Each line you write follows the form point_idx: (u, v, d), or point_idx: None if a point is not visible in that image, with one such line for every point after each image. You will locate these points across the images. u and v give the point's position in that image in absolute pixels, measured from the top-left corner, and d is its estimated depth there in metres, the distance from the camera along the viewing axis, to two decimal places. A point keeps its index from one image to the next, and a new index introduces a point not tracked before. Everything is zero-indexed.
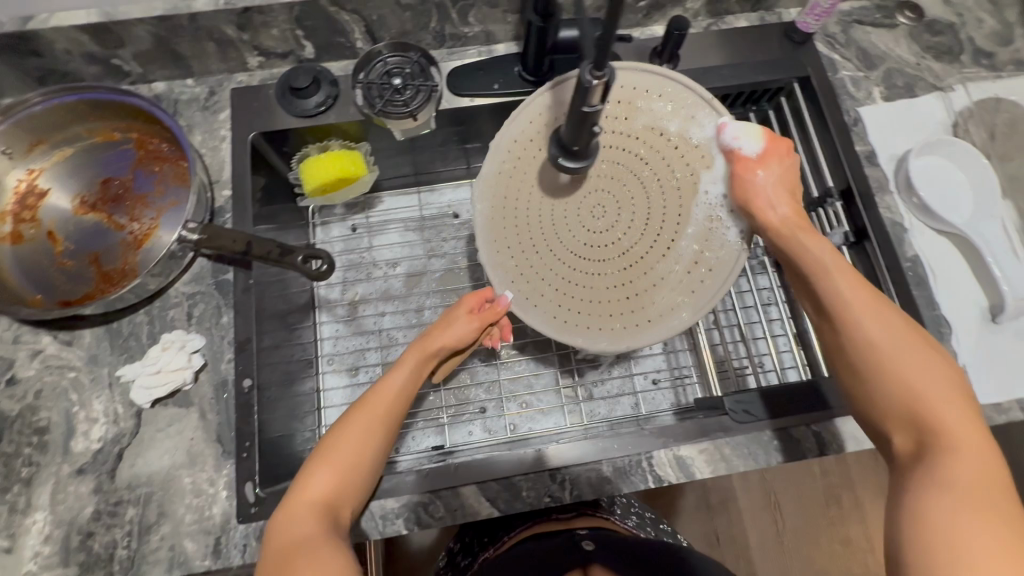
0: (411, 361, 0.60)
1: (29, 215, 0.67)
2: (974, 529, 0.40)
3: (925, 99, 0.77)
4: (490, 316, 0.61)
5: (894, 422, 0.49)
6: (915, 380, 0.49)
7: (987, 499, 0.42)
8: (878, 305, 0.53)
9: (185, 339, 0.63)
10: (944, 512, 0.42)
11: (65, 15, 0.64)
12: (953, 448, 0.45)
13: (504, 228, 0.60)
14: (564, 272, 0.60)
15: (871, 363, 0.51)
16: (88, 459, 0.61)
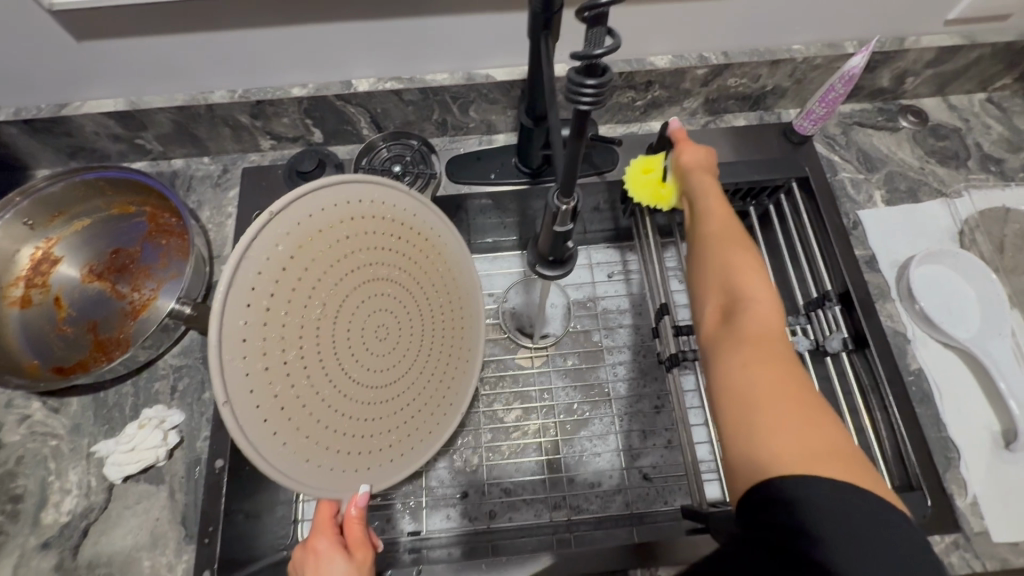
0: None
1: (41, 280, 0.71)
2: (789, 417, 0.41)
3: (929, 205, 0.76)
4: (359, 533, 0.50)
5: (708, 300, 0.53)
6: (749, 283, 0.51)
7: (786, 377, 0.44)
8: (726, 220, 0.58)
9: (164, 415, 0.64)
10: (749, 376, 0.45)
11: (95, 103, 0.70)
12: (773, 348, 0.47)
13: (267, 405, 0.43)
14: (353, 423, 0.49)
15: (699, 263, 0.56)
16: (55, 532, 0.60)
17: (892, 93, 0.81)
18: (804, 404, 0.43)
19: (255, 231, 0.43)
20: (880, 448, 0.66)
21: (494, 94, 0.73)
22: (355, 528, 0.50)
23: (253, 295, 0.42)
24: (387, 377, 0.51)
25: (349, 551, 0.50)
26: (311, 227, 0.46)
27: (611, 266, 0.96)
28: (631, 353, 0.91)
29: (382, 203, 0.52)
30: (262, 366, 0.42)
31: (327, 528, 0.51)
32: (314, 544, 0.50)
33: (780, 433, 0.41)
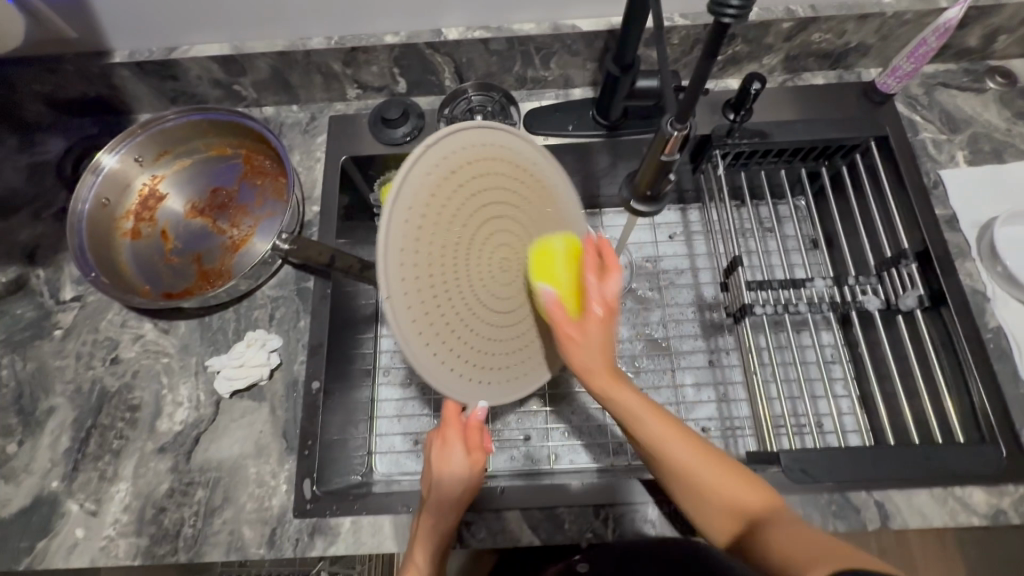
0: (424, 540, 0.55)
1: (148, 215, 0.76)
2: (731, 481, 0.49)
3: (1014, 166, 0.75)
4: (479, 438, 0.58)
5: (717, 521, 0.49)
6: (700, 463, 0.50)
7: (685, 442, 0.51)
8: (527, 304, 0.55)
9: (266, 338, 0.69)
10: (684, 460, 0.50)
11: (202, 47, 0.74)
12: (733, 481, 0.49)
13: (421, 322, 0.48)
14: (485, 344, 0.54)
15: (653, 454, 0.52)
16: (169, 439, 0.66)
17: (980, 53, 0.80)
18: (716, 460, 0.51)
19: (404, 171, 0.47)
20: (952, 403, 0.67)
21: (577, 45, 0.75)
22: (476, 432, 0.58)
23: (410, 213, 0.48)
24: (511, 306, 0.55)
25: (468, 450, 0.57)
26: (456, 160, 0.51)
27: (673, 228, 0.97)
28: (690, 312, 0.92)
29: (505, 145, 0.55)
30: (416, 275, 0.48)
31: (455, 422, 0.58)
32: (446, 429, 0.58)
33: (727, 484, 0.49)
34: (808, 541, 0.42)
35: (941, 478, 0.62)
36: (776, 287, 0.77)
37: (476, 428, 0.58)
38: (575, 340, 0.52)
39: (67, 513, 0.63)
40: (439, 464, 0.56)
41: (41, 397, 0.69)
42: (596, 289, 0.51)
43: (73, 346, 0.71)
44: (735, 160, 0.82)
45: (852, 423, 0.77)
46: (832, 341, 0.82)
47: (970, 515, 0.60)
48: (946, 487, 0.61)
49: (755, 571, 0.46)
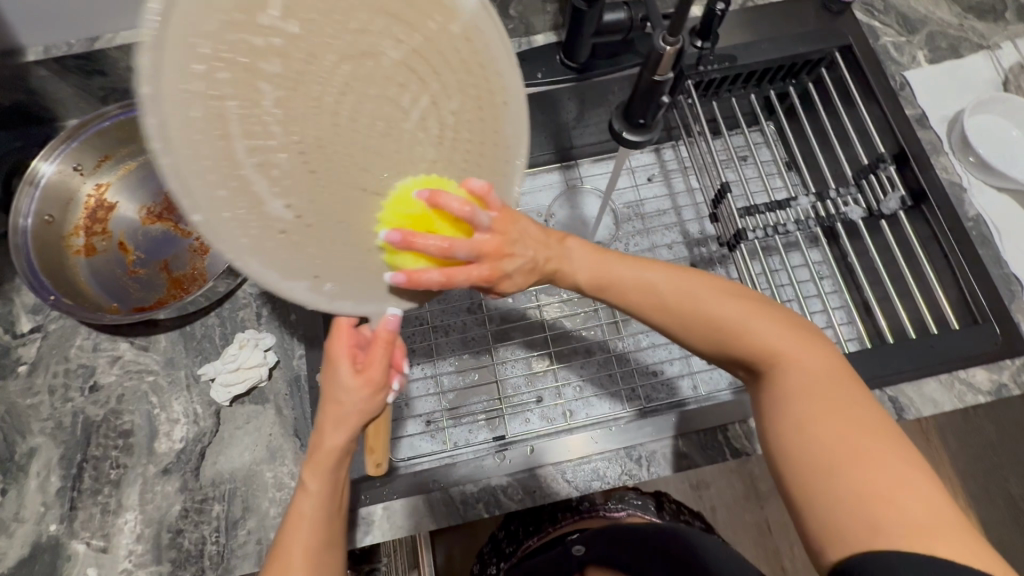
0: (319, 472, 0.46)
1: (100, 227, 0.70)
2: (822, 423, 0.42)
3: (971, 59, 0.77)
4: (379, 354, 0.46)
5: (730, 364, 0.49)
6: (705, 296, 0.48)
7: (853, 421, 0.41)
8: (683, 287, 0.48)
9: (258, 337, 0.65)
10: (800, 425, 0.43)
11: (130, 35, 0.67)
12: (752, 323, 0.47)
13: (213, 154, 0.36)
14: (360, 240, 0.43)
15: (658, 300, 0.49)
16: (172, 459, 0.62)
17: None
18: (868, 439, 0.41)
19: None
20: (944, 293, 0.69)
21: None
22: (379, 348, 0.46)
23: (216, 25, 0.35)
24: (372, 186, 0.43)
25: (354, 364, 0.47)
26: None
27: (650, 169, 0.94)
28: (679, 249, 0.89)
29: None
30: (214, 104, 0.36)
31: (347, 338, 0.47)
32: (332, 344, 0.47)
33: (848, 477, 0.39)
34: (843, 425, 0.41)
35: (947, 364, 0.64)
36: (763, 211, 0.76)
37: (378, 344, 0.46)
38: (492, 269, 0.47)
39: (74, 555, 0.59)
40: (325, 384, 0.47)
41: (19, 439, 0.63)
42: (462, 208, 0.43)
43: (43, 381, 0.65)
44: (706, 90, 0.81)
45: (852, 331, 0.78)
46: (822, 257, 0.83)
47: (976, 395, 0.64)
48: (951, 373, 0.64)
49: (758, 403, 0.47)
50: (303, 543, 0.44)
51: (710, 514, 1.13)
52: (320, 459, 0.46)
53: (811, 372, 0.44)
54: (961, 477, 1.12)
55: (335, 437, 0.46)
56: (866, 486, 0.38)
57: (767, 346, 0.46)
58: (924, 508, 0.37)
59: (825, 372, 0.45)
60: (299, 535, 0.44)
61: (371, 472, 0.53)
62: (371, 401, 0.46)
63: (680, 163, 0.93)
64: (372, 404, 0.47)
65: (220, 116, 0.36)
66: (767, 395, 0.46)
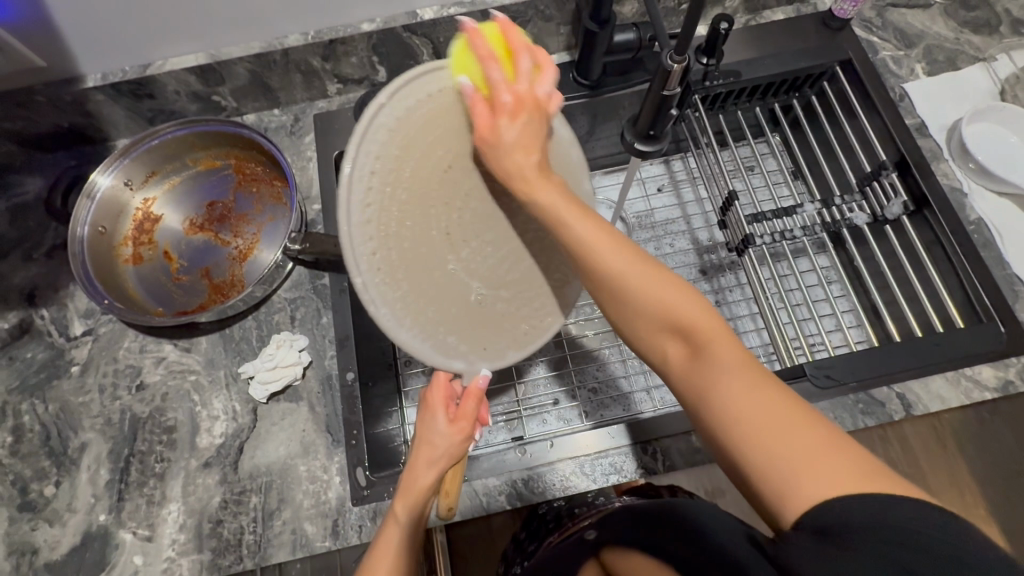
0: (407, 507, 0.52)
1: (147, 238, 0.75)
2: (750, 394, 0.39)
3: (969, 70, 0.80)
4: (471, 407, 0.54)
5: (652, 336, 0.44)
6: (628, 268, 0.43)
7: (775, 388, 0.40)
8: (625, 263, 0.43)
9: (293, 339, 0.69)
10: (733, 395, 0.40)
11: (177, 60, 0.73)
12: (670, 294, 0.43)
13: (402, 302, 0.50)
14: (461, 284, 0.53)
15: (619, 293, 0.44)
16: (213, 453, 0.66)
17: None
18: (792, 400, 0.39)
19: (363, 126, 0.47)
20: (948, 293, 0.72)
21: (549, 10, 0.77)
22: (470, 401, 0.54)
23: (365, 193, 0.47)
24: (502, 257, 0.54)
25: (451, 418, 0.55)
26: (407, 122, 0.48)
27: (660, 180, 0.98)
28: (690, 256, 0.93)
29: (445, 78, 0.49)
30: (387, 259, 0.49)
31: (443, 390, 0.56)
32: (429, 395, 0.56)
33: (790, 447, 0.37)
34: (765, 391, 0.40)
35: (954, 360, 0.66)
36: (770, 217, 0.80)
37: (472, 399, 0.54)
38: (496, 131, 0.46)
39: (121, 543, 0.62)
40: (421, 430, 0.55)
41: (71, 435, 0.67)
42: (506, 82, 0.45)
43: (94, 380, 0.70)
44: (713, 104, 0.86)
45: (861, 334, 0.81)
46: (829, 263, 0.85)
47: (982, 391, 0.65)
48: (957, 370, 0.66)
49: (683, 385, 0.44)
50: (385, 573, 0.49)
51: None
52: (410, 492, 0.53)
53: (732, 347, 0.42)
54: (980, 484, 1.11)
55: (423, 474, 0.53)
56: (810, 452, 0.36)
57: (695, 320, 0.42)
58: (847, 458, 0.36)
59: (739, 343, 0.42)
60: (383, 567, 0.50)
61: (443, 513, 0.59)
62: (459, 446, 0.54)
63: (688, 174, 0.97)
64: (459, 449, 0.55)
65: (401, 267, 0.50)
66: (695, 375, 0.42)
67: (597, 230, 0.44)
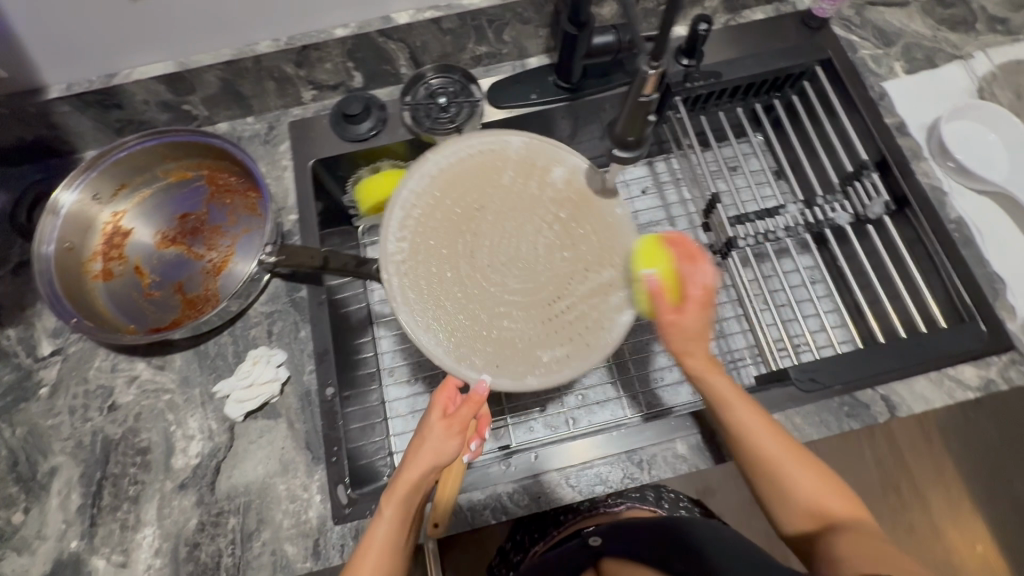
0: (396, 503, 0.51)
1: (117, 252, 0.73)
2: (882, 548, 0.48)
3: (947, 68, 0.80)
4: (465, 413, 0.53)
5: (797, 520, 0.54)
6: (791, 459, 0.55)
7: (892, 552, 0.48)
8: (778, 437, 0.56)
9: (270, 354, 0.68)
10: (848, 553, 0.49)
11: (144, 68, 0.71)
12: (827, 487, 0.54)
13: (438, 316, 0.60)
14: (493, 297, 0.62)
15: (770, 471, 0.55)
16: (188, 474, 0.64)
17: None
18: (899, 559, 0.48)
19: (399, 193, 0.63)
20: (929, 292, 0.72)
21: (527, 12, 0.75)
22: (468, 408, 0.54)
23: (415, 229, 0.62)
24: (531, 281, 0.63)
25: (445, 418, 0.54)
26: (439, 175, 0.64)
27: (643, 182, 0.97)
28: None
29: (482, 158, 0.65)
30: (425, 272, 0.61)
31: (446, 392, 0.56)
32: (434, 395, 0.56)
33: None
34: (879, 549, 0.48)
35: (936, 360, 0.66)
36: (754, 219, 0.79)
37: (468, 404, 0.54)
38: (695, 333, 0.56)
39: (94, 571, 0.60)
40: (421, 428, 0.54)
41: (40, 459, 0.65)
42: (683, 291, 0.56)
43: (64, 402, 0.67)
44: (695, 105, 0.85)
45: (846, 334, 0.81)
46: (813, 262, 0.85)
47: (965, 391, 0.65)
48: (941, 370, 0.66)
49: (819, 558, 0.51)
50: (372, 568, 0.49)
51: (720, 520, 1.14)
52: (397, 493, 0.51)
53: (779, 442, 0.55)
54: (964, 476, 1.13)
55: (413, 476, 0.51)
56: None
57: (825, 501, 0.53)
58: None
59: (866, 523, 0.52)
60: (368, 561, 0.49)
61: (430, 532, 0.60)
62: (449, 449, 0.53)
63: (672, 175, 0.97)
64: (449, 450, 0.53)
65: (437, 280, 0.62)
66: (827, 542, 0.51)
67: (757, 413, 0.56)
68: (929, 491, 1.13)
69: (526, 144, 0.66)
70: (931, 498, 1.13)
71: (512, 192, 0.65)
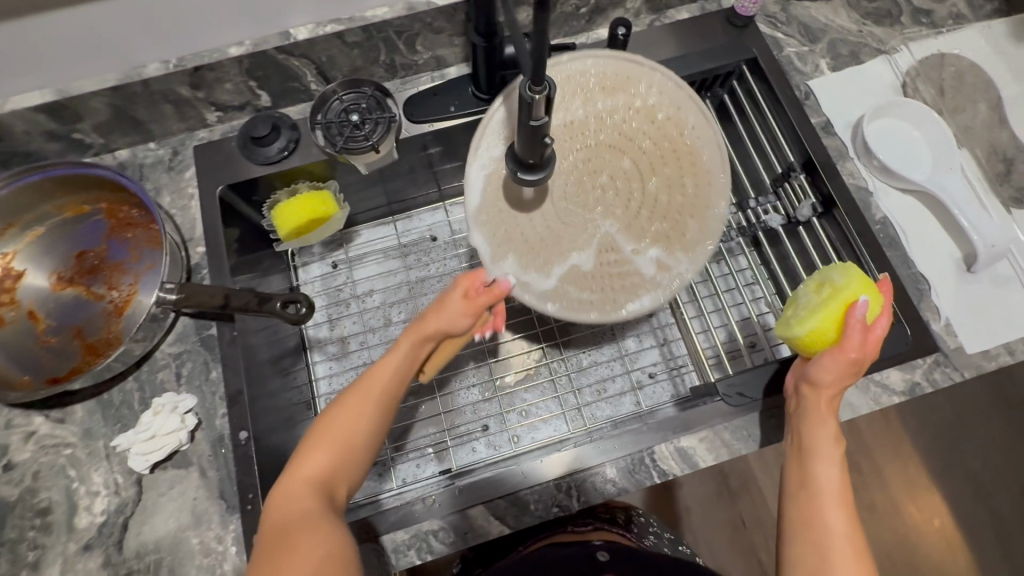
0: (408, 343, 0.57)
1: (8, 298, 0.68)
2: None
3: (872, 63, 0.79)
4: (482, 300, 0.57)
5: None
6: (848, 544, 0.50)
7: None
8: (849, 517, 0.52)
9: (176, 400, 0.64)
10: None
11: (19, 98, 0.65)
12: None
13: (500, 219, 0.63)
14: (554, 227, 0.65)
15: (813, 522, 0.52)
16: (93, 533, 0.60)
17: None
18: None
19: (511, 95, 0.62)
20: None
21: (437, 22, 0.72)
22: (483, 300, 0.58)
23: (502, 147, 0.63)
24: (594, 228, 0.65)
25: (464, 298, 0.58)
26: (614, 89, 0.65)
27: None
28: None
29: (679, 97, 0.65)
30: (504, 184, 0.63)
31: (469, 279, 0.59)
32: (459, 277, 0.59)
33: None
34: None
35: (862, 368, 0.65)
36: None
37: (487, 294, 0.58)
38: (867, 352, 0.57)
39: None
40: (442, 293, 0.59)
41: None
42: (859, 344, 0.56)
43: None
44: None
45: None
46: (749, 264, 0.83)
47: (891, 395, 0.65)
48: (867, 376, 0.65)
49: None
50: (364, 396, 0.55)
51: (684, 515, 1.14)
52: (409, 339, 0.57)
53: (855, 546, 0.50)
54: (922, 454, 1.14)
55: (424, 333, 0.57)
56: None
57: None
58: None
59: None
60: (359, 400, 0.55)
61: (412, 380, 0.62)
62: (455, 320, 0.57)
63: None
64: (455, 327, 0.58)
65: (506, 196, 0.63)
66: None
67: (844, 494, 0.54)
68: (888, 469, 1.14)
69: (680, 103, 0.65)
70: (889, 475, 1.14)
71: (633, 146, 0.65)
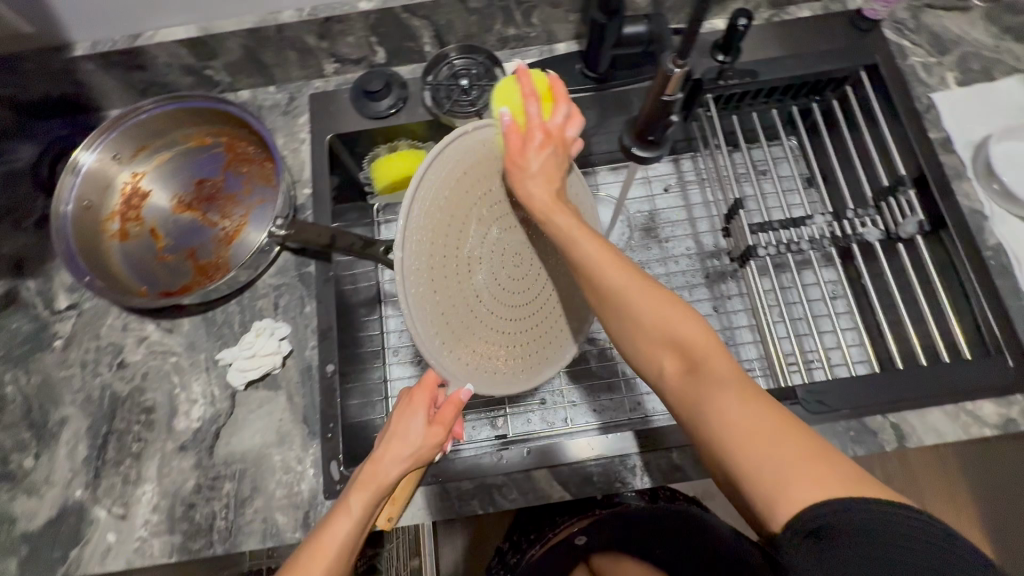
0: (363, 498, 0.51)
1: (134, 214, 0.74)
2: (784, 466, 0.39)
3: (1005, 82, 0.75)
4: (449, 415, 0.54)
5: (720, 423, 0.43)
6: (722, 379, 0.44)
7: (815, 457, 0.38)
8: (716, 347, 0.46)
9: (274, 326, 0.68)
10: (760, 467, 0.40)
11: (167, 31, 0.71)
12: (755, 397, 0.43)
13: (436, 283, 0.52)
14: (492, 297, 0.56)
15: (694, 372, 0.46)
16: (189, 436, 0.66)
17: None
18: (824, 460, 0.38)
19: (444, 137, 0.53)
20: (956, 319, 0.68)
21: None
22: (451, 409, 0.54)
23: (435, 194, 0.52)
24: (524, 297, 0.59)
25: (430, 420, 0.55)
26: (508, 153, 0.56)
27: (667, 179, 0.94)
28: (691, 261, 0.89)
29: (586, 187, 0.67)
30: (442, 238, 0.52)
31: (428, 390, 0.56)
32: (415, 393, 0.56)
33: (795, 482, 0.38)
34: (784, 456, 0.39)
35: (952, 395, 0.63)
36: (777, 228, 0.76)
37: (451, 404, 0.54)
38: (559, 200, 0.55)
39: (95, 520, 0.63)
40: (397, 418, 0.55)
41: (52, 408, 0.67)
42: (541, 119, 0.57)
43: (76, 355, 0.70)
44: (726, 103, 0.81)
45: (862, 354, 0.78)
46: (835, 277, 0.82)
47: (982, 427, 0.63)
48: (958, 404, 0.63)
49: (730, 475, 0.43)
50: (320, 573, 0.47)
51: None
52: (368, 485, 0.52)
53: (728, 363, 0.45)
54: (977, 503, 1.09)
55: (386, 472, 0.52)
56: (808, 472, 0.38)
57: (730, 415, 0.43)
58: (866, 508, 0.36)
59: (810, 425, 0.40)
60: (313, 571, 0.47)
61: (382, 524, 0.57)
62: (428, 450, 0.54)
63: (697, 175, 0.93)
64: (427, 453, 0.55)
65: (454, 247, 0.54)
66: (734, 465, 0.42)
67: (702, 328, 0.47)
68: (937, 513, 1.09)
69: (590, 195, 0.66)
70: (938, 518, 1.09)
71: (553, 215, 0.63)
